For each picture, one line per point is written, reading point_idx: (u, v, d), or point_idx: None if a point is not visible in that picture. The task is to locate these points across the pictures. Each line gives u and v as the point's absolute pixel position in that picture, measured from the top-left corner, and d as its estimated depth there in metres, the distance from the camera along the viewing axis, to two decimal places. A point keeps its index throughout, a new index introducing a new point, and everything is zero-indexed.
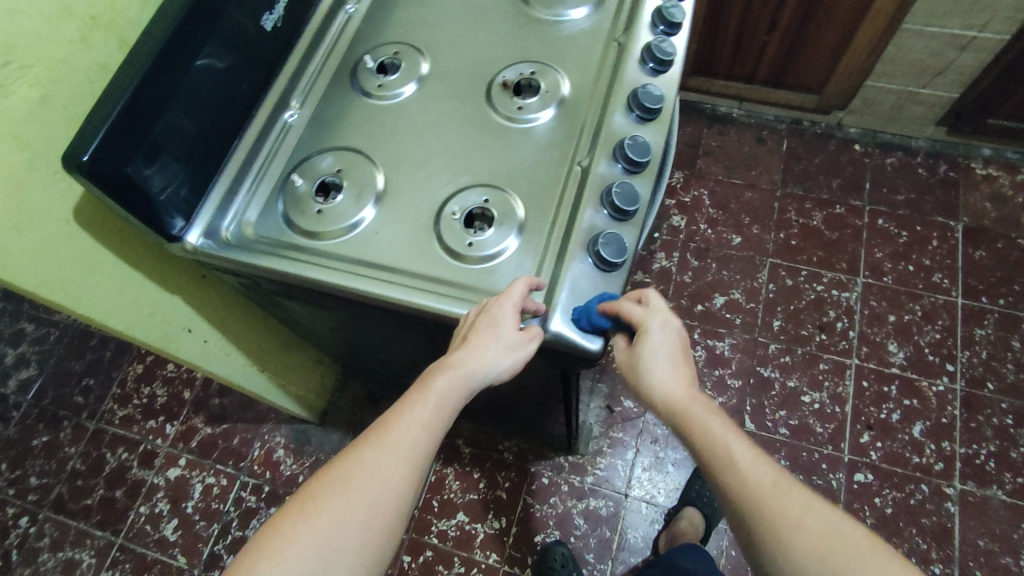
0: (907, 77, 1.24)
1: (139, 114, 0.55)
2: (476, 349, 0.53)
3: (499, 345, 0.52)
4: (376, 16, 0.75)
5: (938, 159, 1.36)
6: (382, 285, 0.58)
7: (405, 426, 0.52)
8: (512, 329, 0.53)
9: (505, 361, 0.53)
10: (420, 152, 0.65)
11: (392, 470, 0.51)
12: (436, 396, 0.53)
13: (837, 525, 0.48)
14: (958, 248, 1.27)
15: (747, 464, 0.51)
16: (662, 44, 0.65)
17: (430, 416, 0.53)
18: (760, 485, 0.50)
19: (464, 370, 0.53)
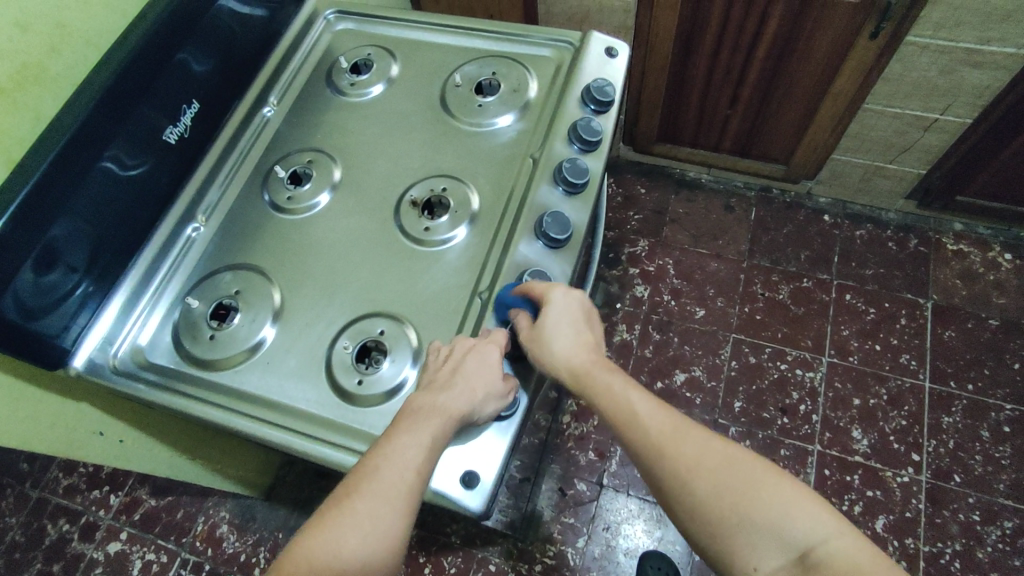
0: (871, 153, 1.22)
1: (22, 237, 0.51)
2: (465, 379, 0.51)
3: (486, 392, 0.51)
4: (296, 119, 0.73)
5: (909, 233, 1.33)
6: (266, 423, 0.56)
7: (395, 464, 0.47)
8: (497, 378, 0.52)
9: (490, 402, 0.51)
10: (324, 273, 0.63)
11: (388, 519, 0.45)
12: (418, 433, 0.48)
13: (738, 464, 0.49)
14: (927, 328, 1.23)
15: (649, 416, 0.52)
16: (574, 165, 0.62)
17: (426, 460, 0.48)
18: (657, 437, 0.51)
19: (456, 412, 0.50)
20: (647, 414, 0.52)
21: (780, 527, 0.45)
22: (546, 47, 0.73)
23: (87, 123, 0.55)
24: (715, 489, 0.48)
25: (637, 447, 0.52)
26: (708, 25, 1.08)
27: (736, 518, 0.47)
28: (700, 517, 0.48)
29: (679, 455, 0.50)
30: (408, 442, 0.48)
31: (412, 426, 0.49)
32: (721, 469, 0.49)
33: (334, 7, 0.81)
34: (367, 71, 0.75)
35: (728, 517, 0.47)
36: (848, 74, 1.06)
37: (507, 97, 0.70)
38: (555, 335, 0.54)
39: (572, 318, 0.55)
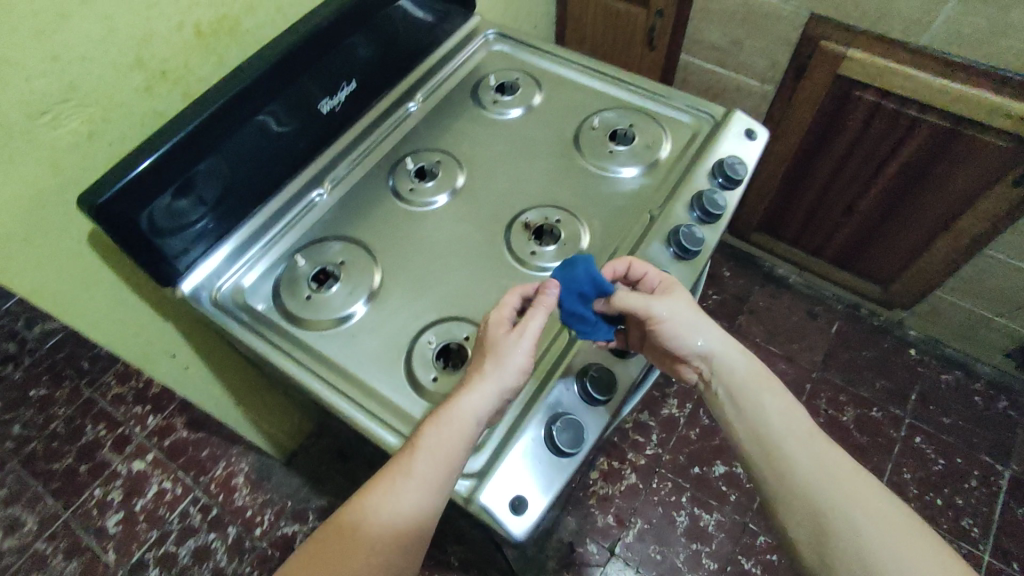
0: (983, 300, 1.16)
1: (176, 162, 0.56)
2: (473, 391, 0.50)
3: (490, 371, 0.51)
4: (435, 121, 0.77)
5: (999, 392, 1.25)
6: (338, 392, 0.57)
7: (424, 462, 0.49)
8: (499, 347, 0.53)
9: (503, 383, 0.51)
10: (425, 267, 0.65)
11: (420, 513, 0.48)
12: (433, 448, 0.49)
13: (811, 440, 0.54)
14: (999, 497, 1.14)
15: (786, 410, 0.56)
16: (691, 232, 0.63)
17: (453, 461, 0.49)
18: (783, 426, 0.55)
19: (468, 407, 0.50)
20: (784, 420, 0.55)
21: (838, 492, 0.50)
22: (685, 113, 0.75)
23: (263, 78, 0.60)
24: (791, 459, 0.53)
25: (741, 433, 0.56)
26: (841, 131, 1.07)
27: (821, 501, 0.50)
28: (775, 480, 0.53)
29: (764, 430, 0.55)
30: (421, 461, 0.49)
31: (425, 443, 0.49)
32: (843, 480, 0.51)
33: (496, 29, 0.86)
34: (511, 93, 0.79)
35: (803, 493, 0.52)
36: (976, 216, 1.03)
37: (637, 151, 0.72)
38: (675, 326, 0.57)
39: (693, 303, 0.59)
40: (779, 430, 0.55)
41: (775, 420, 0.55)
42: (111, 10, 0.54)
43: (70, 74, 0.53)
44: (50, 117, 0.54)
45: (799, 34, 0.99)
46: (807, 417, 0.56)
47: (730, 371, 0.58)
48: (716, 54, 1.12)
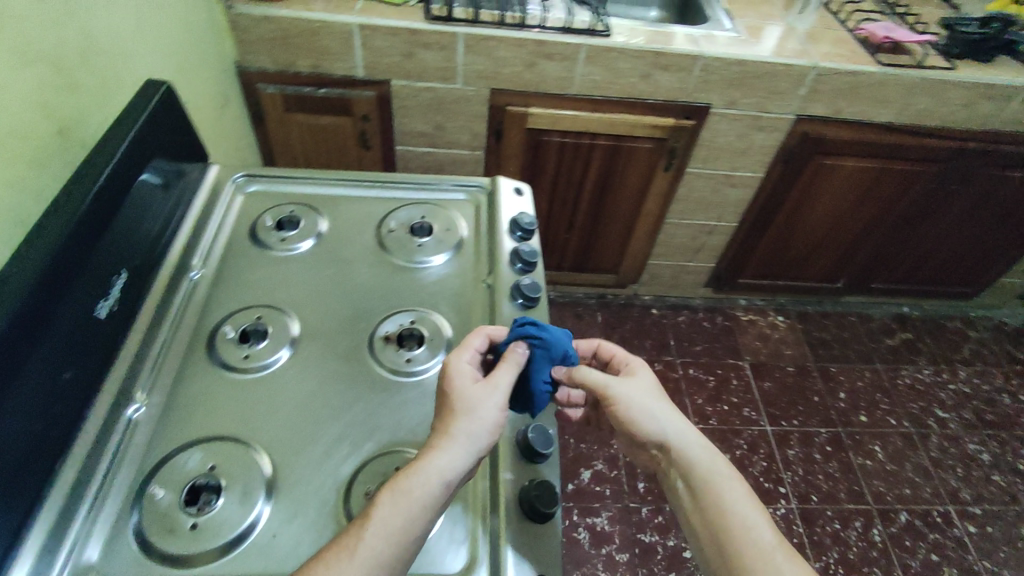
0: (678, 256, 1.55)
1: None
2: (440, 446, 0.52)
3: (466, 425, 0.54)
4: (227, 279, 0.71)
5: (714, 312, 1.68)
6: None
7: (390, 526, 0.48)
8: (476, 402, 0.56)
9: (479, 434, 0.54)
10: (309, 425, 0.59)
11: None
12: (403, 503, 0.49)
13: (755, 519, 0.53)
14: (752, 383, 1.53)
15: (748, 518, 0.53)
16: (527, 282, 0.71)
17: (417, 523, 0.49)
18: (747, 530, 0.53)
19: (437, 458, 0.51)
20: (733, 506, 0.54)
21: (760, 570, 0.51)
22: (459, 191, 0.85)
23: (20, 309, 0.48)
24: (719, 518, 0.54)
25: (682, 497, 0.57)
26: (544, 170, 1.32)
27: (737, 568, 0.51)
28: (705, 531, 0.54)
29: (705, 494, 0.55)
30: (382, 527, 0.48)
31: (385, 509, 0.49)
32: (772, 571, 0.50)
33: (242, 172, 0.82)
34: (294, 226, 0.77)
35: (717, 550, 0.53)
36: (653, 198, 1.38)
37: (440, 237, 0.78)
38: (631, 404, 0.61)
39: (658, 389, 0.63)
40: (742, 531, 0.53)
41: (738, 526, 0.53)
42: None
43: None
44: None
45: (486, 107, 1.19)
46: (771, 523, 0.54)
47: (691, 462, 0.57)
48: (426, 138, 1.26)
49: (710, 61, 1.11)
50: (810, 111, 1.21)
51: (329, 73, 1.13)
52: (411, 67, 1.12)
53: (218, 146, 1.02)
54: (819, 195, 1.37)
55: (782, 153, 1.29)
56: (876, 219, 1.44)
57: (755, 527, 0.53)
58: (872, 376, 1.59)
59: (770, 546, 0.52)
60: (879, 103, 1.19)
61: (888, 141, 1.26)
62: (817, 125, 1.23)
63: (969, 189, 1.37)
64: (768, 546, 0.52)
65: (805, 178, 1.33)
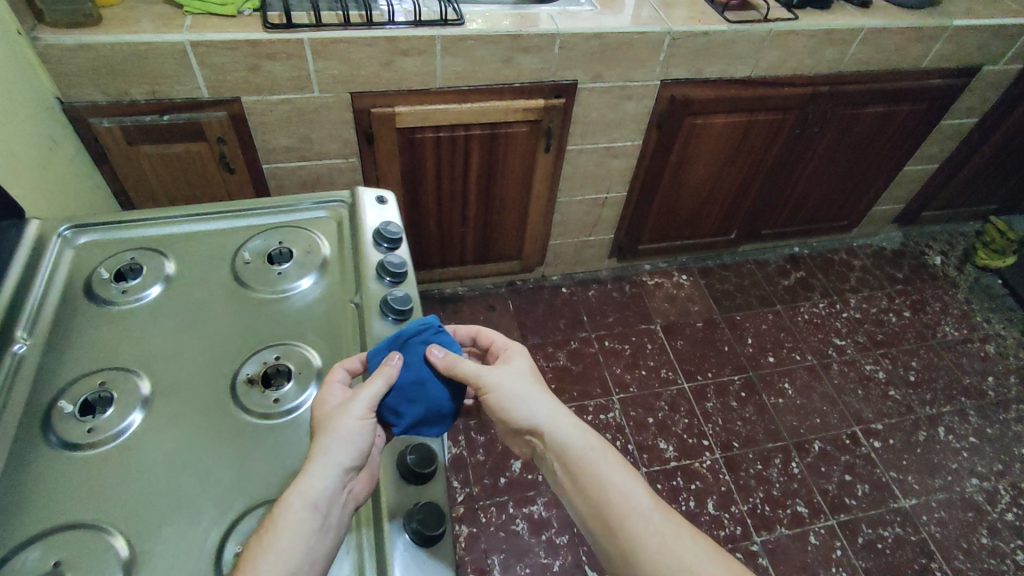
0: (576, 232, 1.56)
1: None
2: (307, 476, 0.51)
3: (332, 445, 0.53)
4: (62, 346, 0.64)
5: (621, 281, 1.71)
6: None
7: (259, 572, 0.46)
8: (346, 419, 0.54)
9: (347, 451, 0.53)
10: (170, 492, 0.55)
11: None
12: (272, 545, 0.47)
13: (628, 487, 0.59)
14: (665, 344, 1.57)
15: (627, 486, 0.59)
16: (396, 295, 0.69)
17: (288, 561, 0.47)
18: (627, 497, 0.58)
19: (302, 490, 0.50)
20: (610, 479, 0.59)
21: (643, 531, 0.56)
22: (319, 208, 0.80)
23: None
24: (599, 498, 0.58)
25: (565, 481, 0.60)
26: (425, 168, 1.28)
27: (624, 537, 0.56)
28: (590, 509, 0.59)
29: (585, 476, 0.59)
30: (255, 574, 0.46)
31: (256, 555, 0.47)
32: (650, 531, 0.56)
33: (69, 223, 0.73)
34: (136, 275, 0.70)
35: (603, 526, 0.58)
36: (540, 180, 1.37)
37: (302, 260, 0.74)
38: (507, 395, 0.62)
39: (535, 372, 0.66)
40: (623, 499, 0.58)
41: (618, 497, 0.58)
42: None
43: None
44: None
45: (351, 111, 1.14)
46: (644, 485, 0.60)
47: (567, 445, 0.60)
48: (293, 152, 1.19)
49: (568, 39, 1.11)
50: (673, 75, 1.24)
51: (170, 97, 1.04)
52: (260, 81, 1.06)
53: (49, 195, 0.92)
54: (696, 154, 1.41)
55: (655, 119, 1.31)
56: (753, 170, 1.50)
57: (631, 493, 0.58)
58: (774, 317, 1.67)
59: (644, 510, 0.57)
60: (734, 60, 1.24)
61: (749, 94, 1.31)
62: (682, 87, 1.26)
63: (829, 129, 1.45)
64: (644, 510, 0.57)
65: (681, 140, 1.37)
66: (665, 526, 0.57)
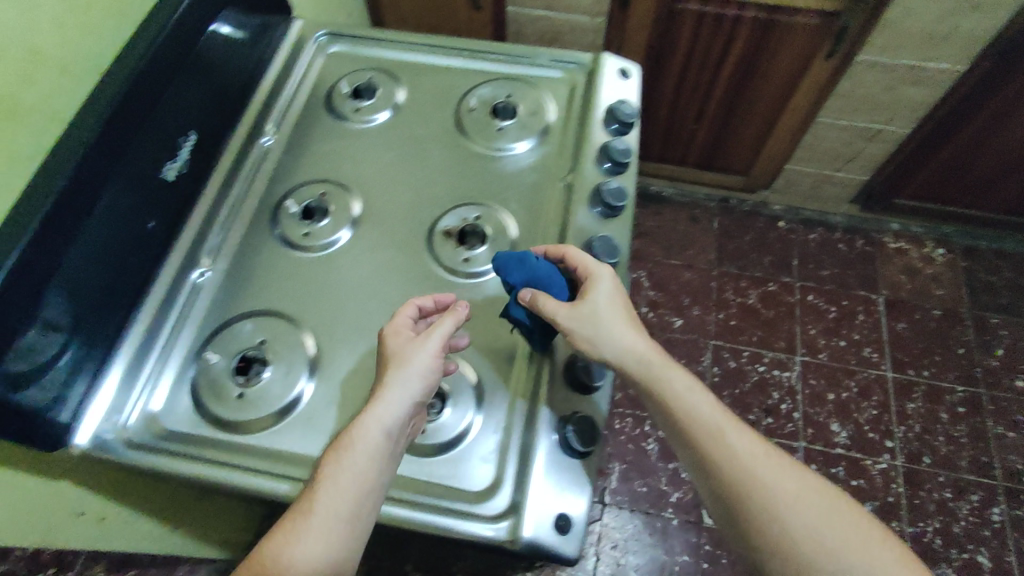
0: (823, 162, 1.30)
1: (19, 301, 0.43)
2: (381, 401, 0.48)
3: (405, 377, 0.49)
4: (299, 148, 0.67)
5: (855, 235, 1.43)
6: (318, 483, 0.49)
7: (331, 489, 0.45)
8: (419, 356, 0.50)
9: (419, 387, 0.49)
10: (358, 313, 0.58)
11: (328, 548, 0.44)
12: (344, 467, 0.45)
13: (729, 428, 0.51)
14: (883, 321, 1.32)
15: (757, 455, 0.50)
16: (612, 187, 0.61)
17: (364, 481, 0.46)
18: (764, 468, 0.50)
19: (375, 416, 0.47)
20: (708, 415, 0.52)
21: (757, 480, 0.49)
22: (556, 68, 0.72)
23: (87, 158, 0.47)
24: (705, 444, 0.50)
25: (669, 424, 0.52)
26: (676, 47, 1.12)
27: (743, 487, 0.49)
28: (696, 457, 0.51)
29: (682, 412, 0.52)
30: (330, 490, 0.45)
31: (331, 471, 0.46)
32: (764, 478, 0.49)
33: (326, 30, 0.75)
34: (371, 96, 0.70)
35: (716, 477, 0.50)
36: (805, 91, 1.14)
37: (525, 122, 0.69)
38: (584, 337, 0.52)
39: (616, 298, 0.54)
40: (760, 473, 0.49)
41: (722, 435, 0.51)
42: None
43: None
44: None
45: None
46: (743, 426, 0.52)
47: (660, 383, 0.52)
48: None
49: None
50: None
51: None
52: None
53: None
54: None
55: (999, 42, 0.98)
56: None
57: (732, 434, 0.51)
58: None
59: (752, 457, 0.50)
60: None
61: None
62: None
63: None
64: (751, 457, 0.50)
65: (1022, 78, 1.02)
66: (777, 474, 0.49)
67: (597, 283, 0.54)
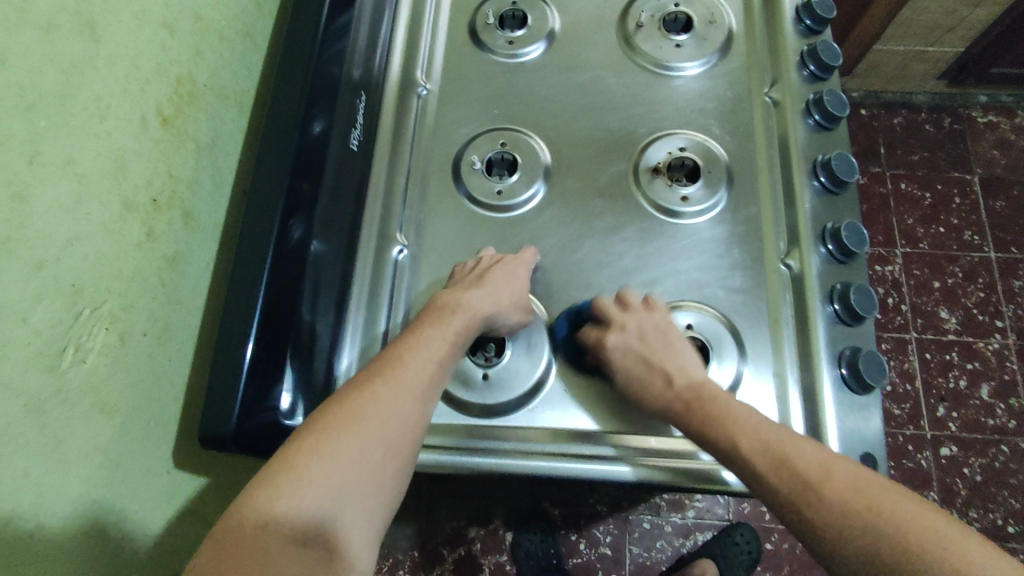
0: (918, 38, 1.21)
1: (274, 330, 0.43)
2: (481, 291, 0.48)
3: (511, 292, 0.49)
4: (458, 93, 0.60)
5: (941, 113, 1.37)
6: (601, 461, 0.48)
7: (419, 359, 0.44)
8: (522, 281, 0.50)
9: (514, 310, 0.49)
10: (578, 269, 0.54)
11: (411, 414, 0.42)
12: (436, 338, 0.46)
13: (827, 461, 0.41)
14: (980, 201, 1.29)
15: (826, 470, 0.40)
16: (831, 96, 0.55)
17: (447, 356, 0.45)
18: (834, 483, 0.40)
19: (478, 307, 0.47)
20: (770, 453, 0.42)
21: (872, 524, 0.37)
22: None
23: (296, 165, 0.46)
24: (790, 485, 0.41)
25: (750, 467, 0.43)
26: None
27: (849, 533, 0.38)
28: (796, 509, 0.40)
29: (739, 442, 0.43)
30: (417, 357, 0.44)
31: (417, 343, 0.45)
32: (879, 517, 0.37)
33: None
34: (521, 23, 0.62)
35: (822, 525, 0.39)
36: None
37: (702, 33, 0.61)
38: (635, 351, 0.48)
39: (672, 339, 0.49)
40: (828, 495, 0.39)
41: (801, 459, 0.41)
42: (67, 146, 0.33)
43: (67, 275, 0.33)
44: (73, 350, 0.34)
45: None
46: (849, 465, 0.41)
47: (721, 410, 0.45)
48: None
49: None
50: None
51: None
52: None
53: None
54: None
55: None
56: None
57: (833, 464, 0.41)
58: None
59: (869, 487, 0.39)
60: None
61: None
62: None
63: None
64: (854, 492, 0.39)
65: None
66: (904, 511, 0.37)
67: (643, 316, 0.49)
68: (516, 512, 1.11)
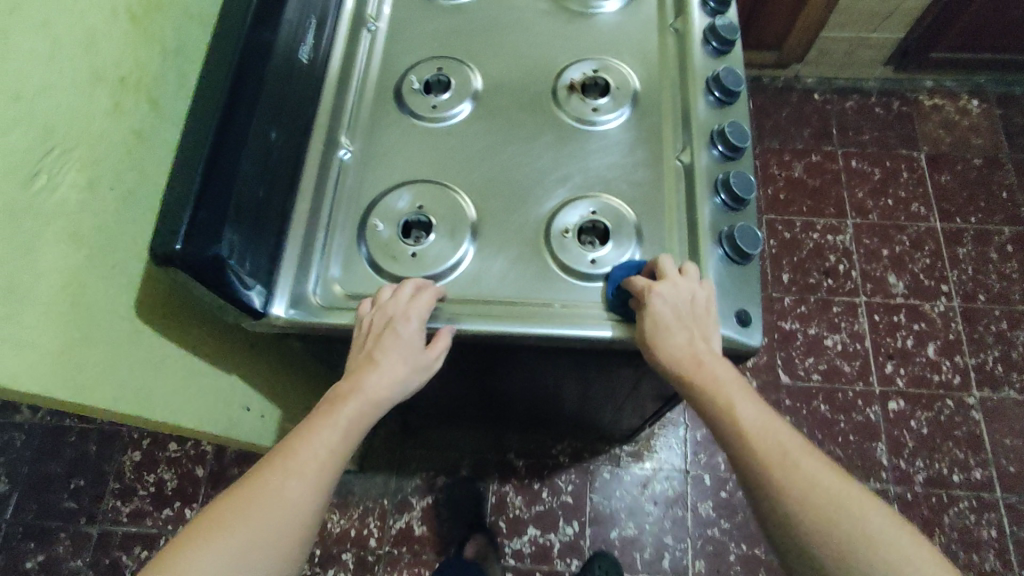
0: (859, 24, 1.30)
1: (217, 183, 0.48)
2: (374, 376, 0.49)
3: (405, 368, 0.50)
4: (404, 29, 0.68)
5: (890, 97, 1.45)
6: (524, 320, 0.53)
7: (312, 448, 0.47)
8: (419, 348, 0.51)
9: (412, 380, 0.51)
10: (501, 169, 0.61)
11: (301, 503, 0.46)
12: (331, 423, 0.48)
13: (797, 449, 0.46)
14: (926, 176, 1.36)
15: (793, 458, 0.46)
16: (724, 23, 0.63)
17: (341, 442, 0.48)
18: (798, 470, 0.45)
19: (371, 391, 0.49)
20: (753, 428, 0.47)
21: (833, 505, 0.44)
22: None
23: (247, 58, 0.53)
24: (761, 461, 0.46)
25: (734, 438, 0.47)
26: None
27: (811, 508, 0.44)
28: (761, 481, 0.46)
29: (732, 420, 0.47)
30: (310, 445, 0.47)
31: (313, 428, 0.48)
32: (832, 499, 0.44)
33: None
34: None
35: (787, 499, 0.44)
36: None
37: None
38: (670, 319, 0.49)
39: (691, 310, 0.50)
40: (790, 479, 0.45)
41: (778, 441, 0.46)
42: (44, 11, 0.41)
43: (42, 114, 0.41)
44: (45, 178, 0.41)
45: None
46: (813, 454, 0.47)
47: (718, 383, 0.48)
48: None
49: None
50: None
51: None
52: None
53: None
54: None
55: None
56: None
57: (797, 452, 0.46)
58: None
59: (829, 476, 0.45)
60: None
61: None
62: None
63: None
64: (819, 482, 0.45)
65: None
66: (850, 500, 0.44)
67: (675, 285, 0.50)
68: (482, 464, 1.16)
